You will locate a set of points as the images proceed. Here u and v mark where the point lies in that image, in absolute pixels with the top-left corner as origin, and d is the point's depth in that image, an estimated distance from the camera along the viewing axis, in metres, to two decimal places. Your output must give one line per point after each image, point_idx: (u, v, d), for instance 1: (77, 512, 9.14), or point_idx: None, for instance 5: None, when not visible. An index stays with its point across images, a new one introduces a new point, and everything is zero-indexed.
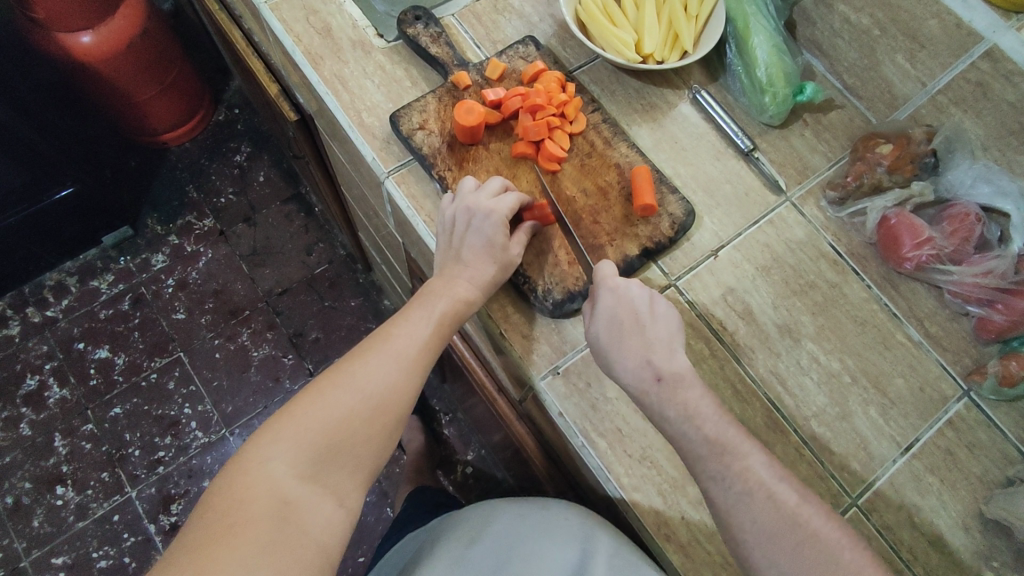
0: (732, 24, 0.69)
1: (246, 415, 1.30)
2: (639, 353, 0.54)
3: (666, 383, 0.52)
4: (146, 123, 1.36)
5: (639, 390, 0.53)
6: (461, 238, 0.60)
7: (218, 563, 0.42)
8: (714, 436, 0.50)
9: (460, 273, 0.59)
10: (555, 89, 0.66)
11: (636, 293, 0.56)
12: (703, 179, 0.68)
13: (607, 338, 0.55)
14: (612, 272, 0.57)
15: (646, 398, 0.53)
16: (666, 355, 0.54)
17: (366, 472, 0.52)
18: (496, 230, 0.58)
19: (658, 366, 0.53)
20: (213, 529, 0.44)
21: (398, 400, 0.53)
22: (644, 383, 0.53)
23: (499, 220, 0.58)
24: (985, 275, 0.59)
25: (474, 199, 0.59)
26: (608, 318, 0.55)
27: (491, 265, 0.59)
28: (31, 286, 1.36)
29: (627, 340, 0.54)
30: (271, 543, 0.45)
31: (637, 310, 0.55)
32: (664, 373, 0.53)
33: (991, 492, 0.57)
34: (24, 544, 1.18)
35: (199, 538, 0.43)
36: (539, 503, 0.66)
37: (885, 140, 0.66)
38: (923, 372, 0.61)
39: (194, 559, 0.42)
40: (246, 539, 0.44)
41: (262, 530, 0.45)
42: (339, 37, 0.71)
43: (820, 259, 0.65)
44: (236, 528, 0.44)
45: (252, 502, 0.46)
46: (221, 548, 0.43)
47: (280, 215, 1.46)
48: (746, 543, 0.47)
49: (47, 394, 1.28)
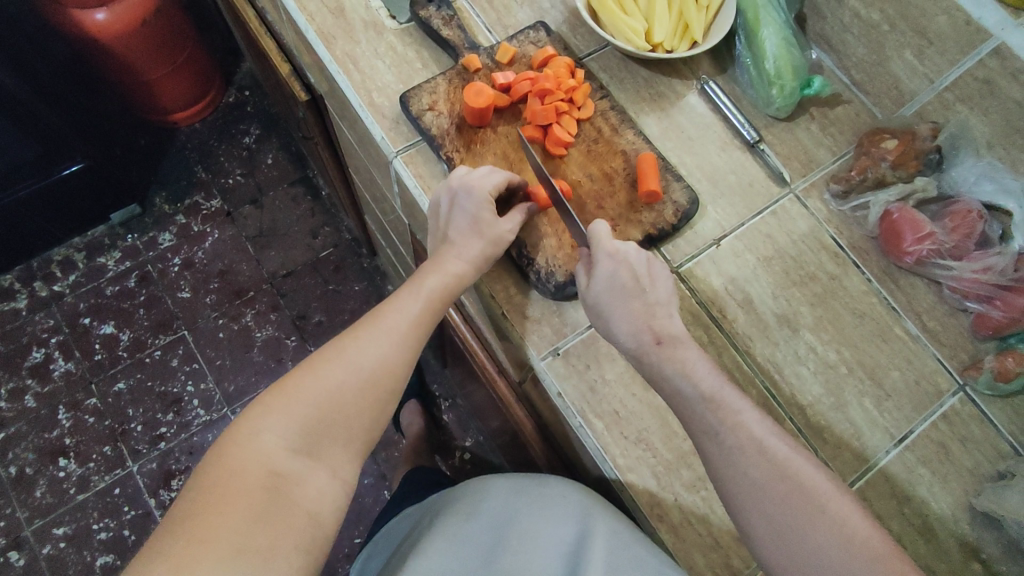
0: (742, 15, 0.69)
1: (248, 395, 1.31)
2: (641, 315, 0.56)
3: (664, 345, 0.54)
4: (157, 101, 1.37)
5: (639, 352, 0.55)
6: (446, 218, 0.61)
7: (207, 531, 0.43)
8: (706, 403, 0.52)
9: (448, 252, 0.59)
10: (563, 74, 0.67)
11: (636, 258, 0.57)
12: (708, 169, 0.68)
13: (608, 299, 0.56)
14: (608, 232, 0.57)
15: (645, 358, 0.55)
16: (664, 320, 0.56)
17: (358, 445, 0.53)
18: (479, 206, 0.59)
19: (657, 330, 0.55)
20: (204, 497, 0.44)
21: (389, 374, 0.54)
22: (644, 345, 0.55)
23: (483, 197, 0.59)
24: (984, 271, 0.60)
25: (460, 179, 0.60)
26: (611, 281, 0.56)
27: (478, 241, 0.59)
28: (39, 261, 1.37)
29: (629, 304, 0.56)
30: (262, 513, 0.45)
31: (638, 274, 0.56)
32: (663, 335, 0.55)
33: (982, 486, 0.57)
34: (27, 514, 1.20)
35: (191, 506, 0.44)
36: (538, 479, 0.66)
37: (890, 136, 0.67)
38: (919, 366, 0.61)
39: (185, 525, 0.43)
40: (235, 508, 0.44)
41: (252, 498, 0.45)
42: (352, 17, 0.72)
43: (821, 251, 0.65)
44: (226, 495, 0.45)
45: (242, 471, 0.46)
46: (210, 515, 0.44)
47: (287, 197, 1.47)
48: (757, 533, 0.48)
49: (52, 367, 1.30)
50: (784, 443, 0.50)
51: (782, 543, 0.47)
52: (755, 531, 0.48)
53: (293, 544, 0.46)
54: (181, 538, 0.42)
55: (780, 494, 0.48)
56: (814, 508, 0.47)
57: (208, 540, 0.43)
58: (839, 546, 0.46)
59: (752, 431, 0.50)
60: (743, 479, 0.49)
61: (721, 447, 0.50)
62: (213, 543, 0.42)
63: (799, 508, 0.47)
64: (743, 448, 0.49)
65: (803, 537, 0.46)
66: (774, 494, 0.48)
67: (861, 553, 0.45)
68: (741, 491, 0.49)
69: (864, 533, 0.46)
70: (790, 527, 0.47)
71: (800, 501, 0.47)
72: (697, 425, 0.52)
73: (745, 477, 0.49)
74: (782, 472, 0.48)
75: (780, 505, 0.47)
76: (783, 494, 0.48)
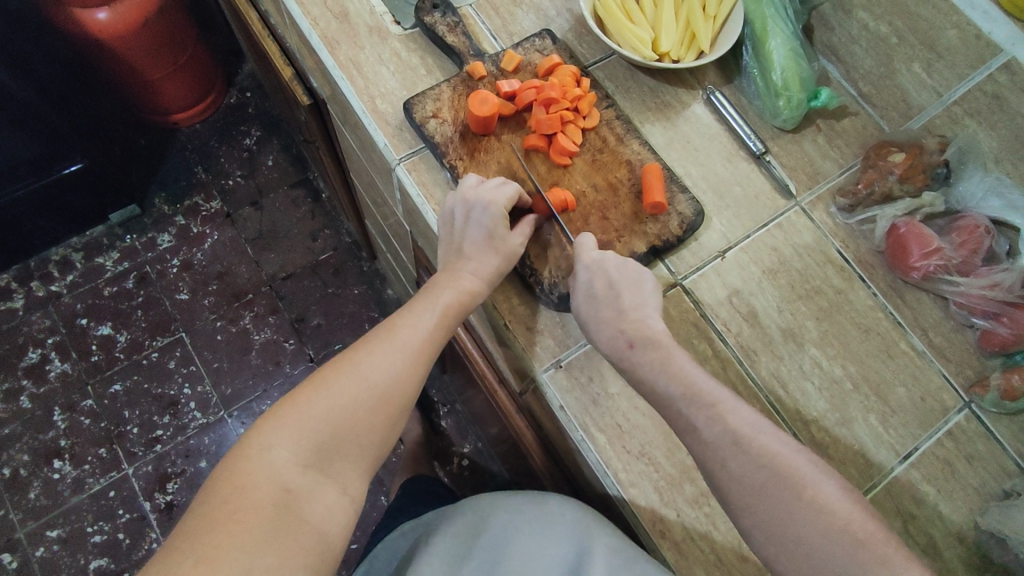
0: (749, 26, 0.69)
1: (246, 398, 1.30)
2: (612, 321, 0.55)
3: (638, 347, 0.54)
4: (157, 101, 1.36)
5: (614, 356, 0.55)
6: (461, 231, 0.60)
7: (220, 549, 0.42)
8: None
9: (463, 267, 0.59)
10: (569, 83, 0.66)
11: (610, 265, 0.57)
12: (714, 180, 0.67)
13: (585, 310, 0.56)
14: (592, 244, 0.59)
15: (621, 363, 0.55)
16: (638, 321, 0.55)
17: (369, 462, 0.52)
18: (495, 221, 0.58)
19: (630, 333, 0.55)
20: (214, 515, 0.44)
21: (401, 390, 0.53)
22: (618, 349, 0.55)
23: (498, 212, 0.58)
24: (991, 287, 0.59)
25: (475, 191, 0.59)
26: (586, 290, 0.57)
27: (494, 257, 0.59)
28: (37, 260, 1.36)
29: (603, 311, 0.56)
30: (272, 530, 0.45)
31: (611, 280, 0.56)
32: (636, 339, 0.54)
33: (987, 504, 0.57)
34: (20, 516, 1.19)
35: (201, 523, 0.43)
36: (535, 496, 0.65)
37: (897, 149, 0.66)
38: (925, 382, 0.61)
39: (195, 543, 0.42)
40: (246, 526, 0.44)
41: (264, 516, 0.45)
42: (356, 22, 0.71)
43: (826, 265, 0.65)
44: (237, 513, 0.44)
45: (252, 487, 0.46)
46: (222, 534, 0.43)
47: (287, 200, 1.46)
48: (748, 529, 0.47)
49: (48, 367, 1.29)
50: (763, 432, 0.49)
51: (769, 536, 0.46)
52: (745, 525, 0.47)
53: (306, 561, 0.45)
54: (191, 556, 0.42)
55: (767, 488, 0.47)
56: (794, 498, 0.46)
57: (218, 559, 0.42)
58: (817, 532, 0.45)
59: (728, 423, 0.49)
60: (722, 471, 0.48)
61: (700, 443, 0.50)
62: (225, 561, 0.42)
63: (783, 502, 0.46)
64: (728, 452, 0.48)
65: (783, 528, 0.46)
66: (755, 488, 0.47)
67: (843, 538, 0.44)
68: (726, 486, 0.48)
69: (848, 516, 0.45)
70: (778, 518, 0.46)
71: (781, 491, 0.46)
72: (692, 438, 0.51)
73: (723, 469, 0.48)
74: (761, 463, 0.47)
75: (760, 495, 0.47)
76: (762, 482, 0.47)
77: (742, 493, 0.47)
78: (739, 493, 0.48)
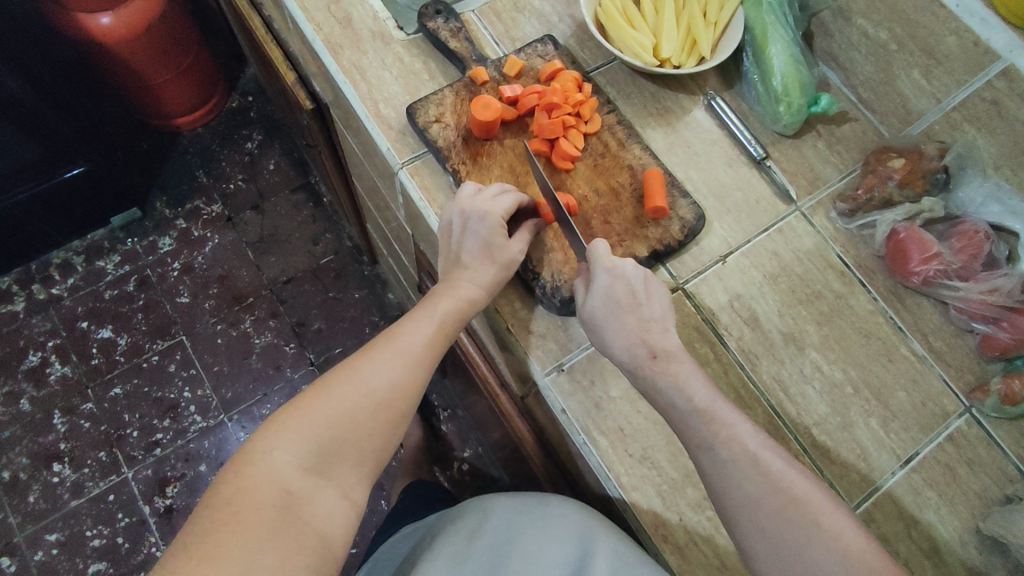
0: (750, 32, 0.69)
1: (246, 402, 1.30)
2: (635, 329, 0.55)
3: (659, 358, 0.54)
4: (159, 105, 1.37)
5: (630, 362, 0.55)
6: (458, 240, 0.60)
7: (221, 548, 0.43)
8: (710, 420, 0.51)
9: (460, 276, 0.59)
10: (571, 88, 0.66)
11: (632, 273, 0.57)
12: (715, 185, 0.68)
13: (602, 315, 0.56)
14: (608, 250, 0.58)
15: (638, 372, 0.54)
16: (658, 332, 0.55)
17: (369, 467, 0.52)
18: (491, 231, 0.58)
19: (651, 343, 0.55)
20: (217, 516, 0.44)
21: (401, 397, 0.53)
22: (637, 358, 0.54)
23: (494, 222, 0.58)
24: (991, 292, 0.60)
25: (471, 202, 0.59)
26: (606, 294, 0.56)
27: (491, 267, 0.59)
28: (37, 263, 1.36)
29: (623, 318, 0.55)
30: (273, 533, 0.45)
31: (632, 289, 0.56)
32: (658, 349, 0.54)
33: (989, 509, 0.57)
34: (19, 520, 1.18)
35: (204, 524, 0.44)
36: (539, 499, 0.65)
37: (897, 155, 0.66)
38: (926, 387, 0.61)
39: (197, 543, 0.43)
40: (247, 528, 0.44)
41: (265, 518, 0.45)
42: (359, 27, 0.72)
43: (827, 269, 0.65)
44: (238, 514, 0.44)
45: (254, 489, 0.46)
46: (223, 534, 0.43)
47: (289, 204, 1.47)
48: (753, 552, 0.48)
49: (48, 370, 1.29)
50: (777, 455, 0.49)
51: (778, 563, 0.46)
52: (751, 547, 0.48)
53: (306, 563, 0.45)
54: (193, 557, 0.42)
55: (781, 509, 0.47)
56: (806, 522, 0.46)
57: (220, 559, 0.42)
58: (834, 562, 0.45)
59: (745, 444, 0.50)
60: (736, 493, 0.48)
61: (714, 459, 0.50)
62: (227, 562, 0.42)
63: (798, 527, 0.46)
64: (737, 462, 0.49)
65: (797, 554, 0.46)
66: (768, 509, 0.47)
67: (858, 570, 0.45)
68: (738, 505, 0.48)
69: (858, 549, 0.46)
70: (790, 546, 0.46)
71: (797, 519, 0.47)
72: (691, 442, 0.51)
73: (738, 491, 0.48)
74: (777, 487, 0.48)
75: (774, 519, 0.47)
76: (774, 501, 0.47)
77: (756, 513, 0.48)
78: (751, 515, 0.48)
